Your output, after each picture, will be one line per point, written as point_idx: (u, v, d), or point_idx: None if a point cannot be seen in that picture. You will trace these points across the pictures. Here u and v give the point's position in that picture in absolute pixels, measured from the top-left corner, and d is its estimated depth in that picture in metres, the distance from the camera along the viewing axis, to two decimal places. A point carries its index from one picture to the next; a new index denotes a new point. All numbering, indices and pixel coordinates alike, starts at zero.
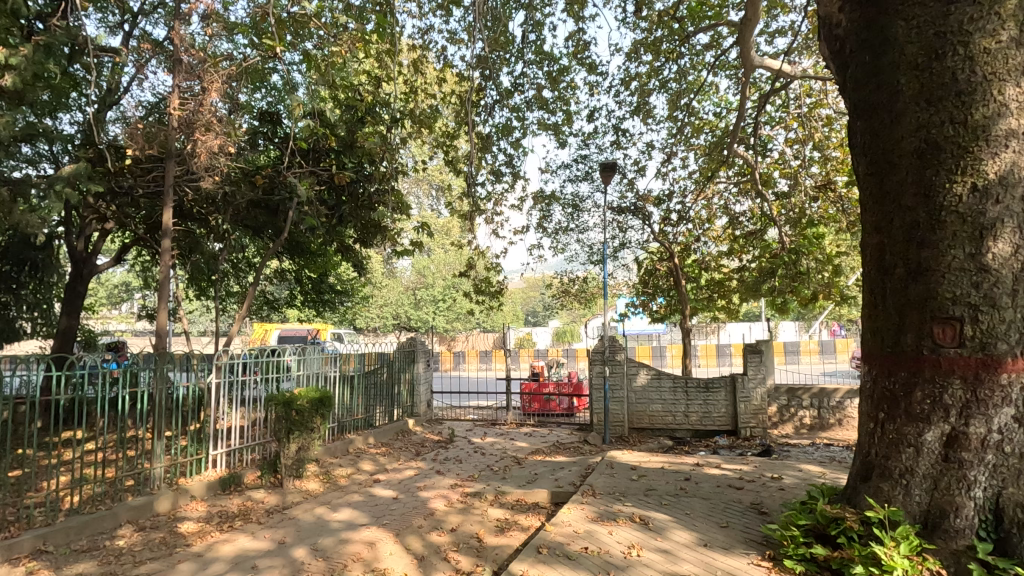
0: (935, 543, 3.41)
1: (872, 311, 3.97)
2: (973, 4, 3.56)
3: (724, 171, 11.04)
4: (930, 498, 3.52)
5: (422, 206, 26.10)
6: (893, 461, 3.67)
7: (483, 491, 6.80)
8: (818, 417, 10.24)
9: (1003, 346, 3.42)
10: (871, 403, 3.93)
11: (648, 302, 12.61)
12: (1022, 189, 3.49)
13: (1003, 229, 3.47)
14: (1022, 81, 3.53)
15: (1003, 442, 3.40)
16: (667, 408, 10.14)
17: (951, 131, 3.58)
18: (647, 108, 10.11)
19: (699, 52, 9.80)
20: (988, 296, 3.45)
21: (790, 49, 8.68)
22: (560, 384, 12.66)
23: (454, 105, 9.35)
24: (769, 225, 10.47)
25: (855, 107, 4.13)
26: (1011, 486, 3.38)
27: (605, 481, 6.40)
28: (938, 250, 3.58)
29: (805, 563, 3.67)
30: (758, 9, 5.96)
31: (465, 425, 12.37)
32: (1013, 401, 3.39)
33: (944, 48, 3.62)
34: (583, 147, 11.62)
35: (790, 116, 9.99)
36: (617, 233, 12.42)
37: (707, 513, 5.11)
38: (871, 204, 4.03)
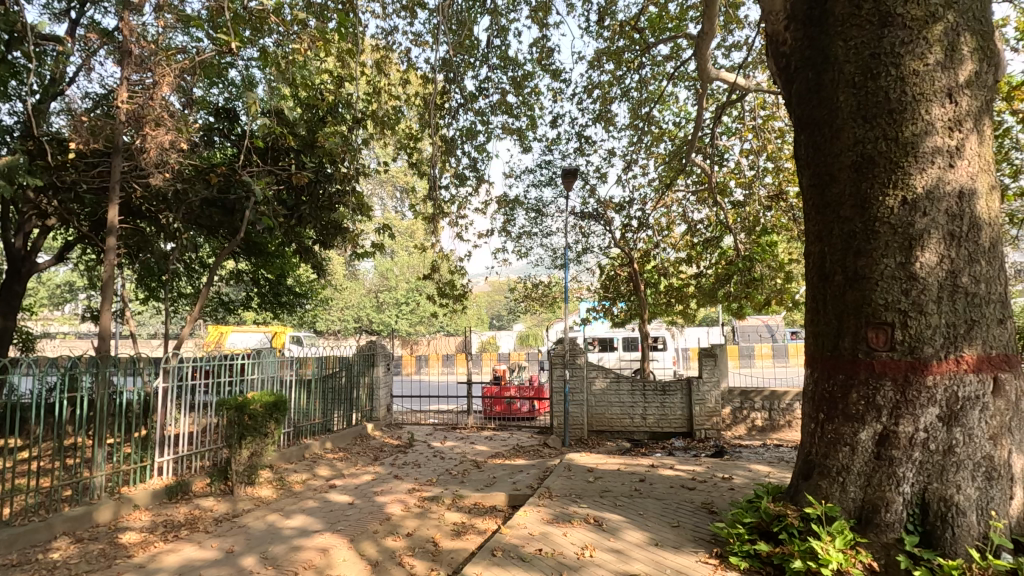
0: (868, 537, 3.59)
1: (814, 317, 4.17)
2: (904, 27, 3.78)
3: (683, 179, 11.33)
4: (864, 494, 3.70)
5: (385, 207, 25.83)
6: (831, 460, 3.86)
7: (441, 495, 6.77)
8: (769, 419, 10.61)
9: (929, 349, 3.61)
10: (812, 403, 4.13)
11: (610, 306, 12.83)
12: (948, 202, 3.69)
13: (930, 240, 3.67)
14: (947, 102, 3.74)
15: (930, 440, 3.57)
16: (626, 411, 10.33)
17: (883, 147, 3.80)
18: (609, 116, 10.31)
19: (660, 63, 10.08)
20: (915, 303, 3.64)
21: (745, 64, 9.02)
22: (521, 387, 12.77)
23: (419, 107, 9.33)
24: (725, 233, 10.79)
25: (800, 121, 4.35)
26: (936, 481, 3.54)
27: (562, 483, 6.48)
28: (872, 259, 3.79)
29: (749, 559, 3.84)
30: (715, 22, 6.14)
31: (426, 429, 12.26)
32: (939, 401, 3.57)
33: (878, 68, 3.84)
34: (546, 153, 11.73)
35: (745, 127, 10.35)
36: (579, 238, 12.57)
37: (659, 513, 5.23)
38: (814, 214, 4.24)
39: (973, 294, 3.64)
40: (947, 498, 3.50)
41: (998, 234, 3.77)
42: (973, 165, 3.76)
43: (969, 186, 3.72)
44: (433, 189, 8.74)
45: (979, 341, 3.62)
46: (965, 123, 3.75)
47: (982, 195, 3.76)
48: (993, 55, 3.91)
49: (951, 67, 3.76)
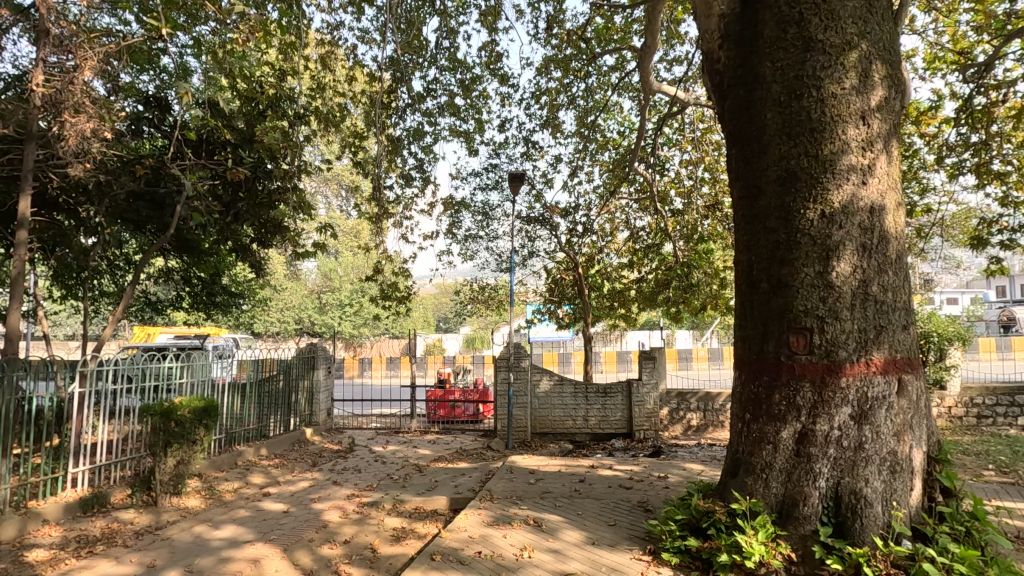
0: (788, 530, 3.82)
1: (742, 321, 4.40)
2: (825, 53, 4.05)
3: (626, 187, 11.67)
4: (785, 489, 3.93)
5: (329, 206, 25.25)
6: (756, 457, 4.08)
7: (380, 500, 6.66)
8: (704, 419, 11.08)
9: (843, 353, 3.88)
10: (740, 404, 4.35)
11: (555, 310, 12.96)
12: (861, 216, 3.98)
13: (845, 251, 3.94)
14: (861, 124, 4.04)
15: (843, 438, 3.83)
16: (568, 413, 10.49)
17: (805, 163, 4.06)
18: (556, 122, 10.50)
19: (606, 73, 10.37)
20: (831, 310, 3.91)
21: (685, 78, 9.41)
22: (466, 391, 12.71)
23: (365, 105, 9.19)
24: (665, 240, 11.18)
25: (732, 136, 4.58)
26: (849, 476, 3.80)
27: (504, 486, 6.52)
28: (794, 267, 4.04)
29: (680, 554, 4.02)
30: (657, 37, 6.36)
31: (367, 434, 12.01)
32: (850, 401, 3.84)
33: (801, 90, 4.10)
34: (493, 156, 11.80)
35: (685, 139, 10.78)
36: (525, 242, 12.68)
37: (597, 512, 5.36)
38: (743, 225, 4.47)
39: (881, 301, 3.94)
40: (857, 491, 3.76)
41: (903, 247, 4.10)
42: (883, 183, 4.08)
43: (879, 202, 4.03)
44: (378, 188, 8.60)
45: (886, 346, 3.92)
46: (876, 143, 4.06)
47: (890, 211, 4.08)
48: (900, 83, 4.27)
49: (864, 91, 4.06)
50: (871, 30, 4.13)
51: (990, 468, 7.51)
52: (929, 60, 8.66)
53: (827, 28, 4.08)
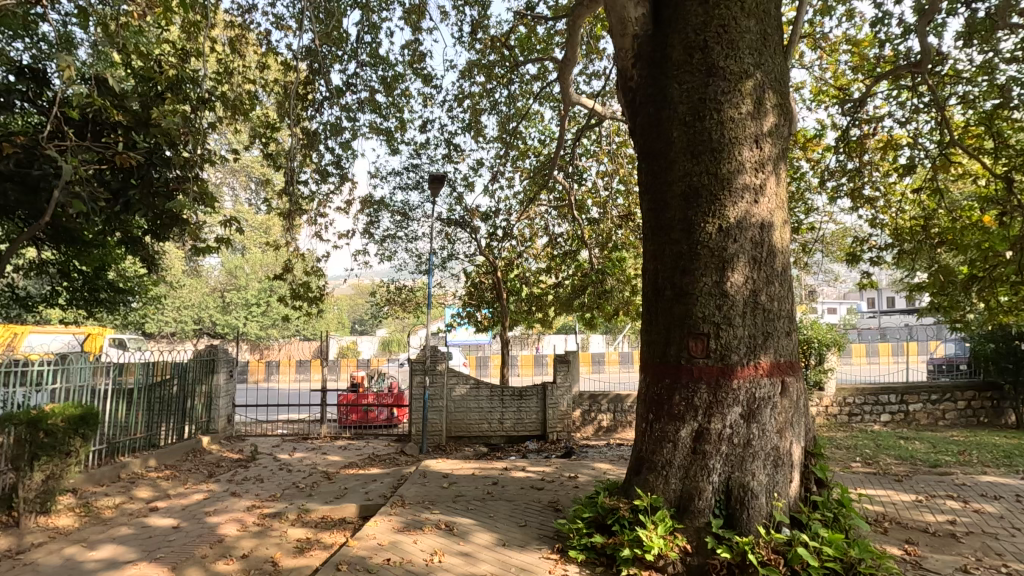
0: (684, 523, 4.07)
1: (648, 326, 4.64)
2: (725, 79, 4.39)
3: (545, 194, 11.93)
4: (682, 485, 4.18)
5: (236, 198, 23.75)
6: (658, 455, 4.31)
7: (284, 510, 6.33)
8: (613, 420, 11.55)
9: (735, 357, 4.20)
10: (644, 405, 4.58)
11: (473, 313, 12.93)
12: (753, 232, 4.33)
13: (739, 263, 4.28)
14: (755, 146, 4.40)
15: (734, 435, 4.14)
16: (483, 416, 10.53)
17: (706, 180, 4.36)
18: (478, 127, 10.54)
19: (528, 82, 10.57)
20: (725, 316, 4.22)
21: (602, 92, 9.79)
22: (380, 395, 12.39)
23: (278, 95, 8.76)
24: (581, 247, 11.52)
25: (642, 151, 4.84)
26: (738, 471, 4.11)
27: (416, 490, 6.43)
28: (695, 277, 4.32)
29: (586, 551, 4.21)
30: (577, 51, 6.57)
31: (272, 441, 11.36)
32: (741, 402, 4.16)
33: (704, 112, 4.41)
34: (414, 157, 11.62)
35: (601, 151, 11.20)
36: (445, 244, 12.61)
37: (509, 514, 5.42)
38: (650, 235, 4.72)
39: (768, 310, 4.31)
40: (745, 484, 4.07)
41: (788, 260, 4.51)
42: (773, 201, 4.46)
43: (769, 219, 4.40)
44: (291, 184, 8.21)
45: (772, 350, 4.29)
46: (767, 165, 4.44)
47: (777, 228, 4.47)
48: (788, 112, 4.70)
49: (758, 117, 4.43)
50: (765, 62, 4.52)
51: (857, 460, 8.42)
52: (815, 93, 9.60)
53: (728, 56, 4.41)
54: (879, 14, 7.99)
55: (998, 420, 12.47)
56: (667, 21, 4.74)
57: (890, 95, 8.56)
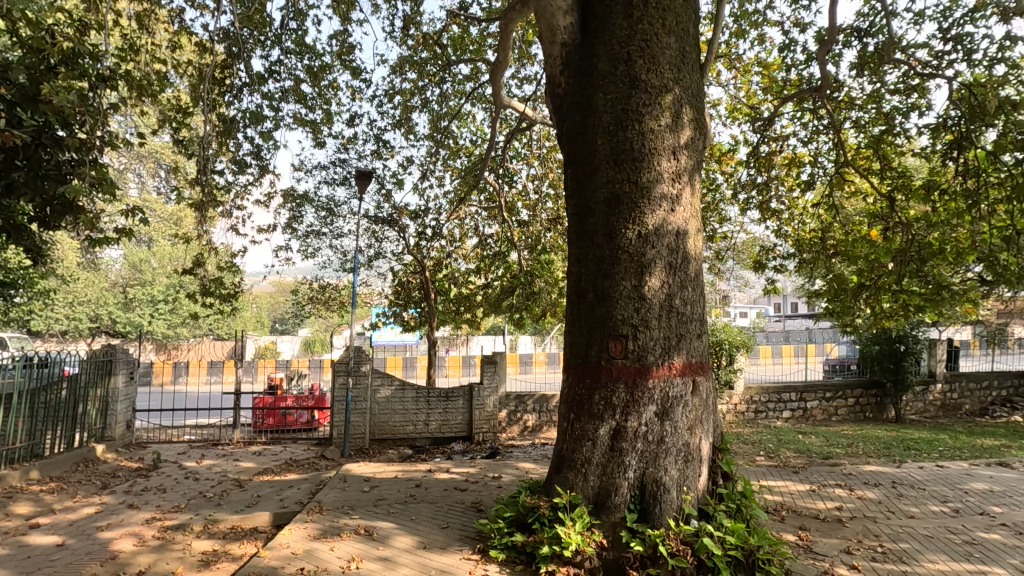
0: (601, 519, 4.21)
1: (571, 328, 4.76)
2: (646, 92, 4.59)
3: (475, 195, 11.93)
4: (600, 482, 4.31)
5: (142, 186, 21.99)
6: (578, 453, 4.43)
7: (188, 522, 5.92)
8: (538, 420, 11.74)
9: (651, 357, 4.39)
10: (565, 404, 4.69)
11: (399, 313, 12.63)
12: (670, 239, 4.55)
13: (656, 268, 4.48)
14: (673, 158, 4.63)
15: (648, 433, 4.32)
16: (409, 418, 10.35)
17: (628, 188, 4.53)
18: (409, 124, 10.38)
19: (461, 82, 10.55)
20: (642, 319, 4.41)
21: (533, 97, 9.95)
22: (300, 397, 11.87)
23: (193, 77, 8.20)
24: (510, 249, 11.61)
25: (568, 157, 4.95)
26: (652, 466, 4.29)
27: (335, 496, 6.22)
28: (615, 280, 4.48)
29: (507, 550, 4.26)
30: (509, 55, 6.60)
31: (177, 448, 10.58)
32: (656, 400, 4.36)
33: (627, 122, 4.59)
34: (342, 151, 11.25)
35: (532, 154, 11.36)
36: (372, 242, 12.29)
37: (431, 516, 5.37)
38: (575, 239, 4.85)
39: (682, 313, 4.54)
40: (658, 480, 4.26)
41: (701, 266, 4.77)
42: (688, 210, 4.70)
43: (685, 227, 4.63)
44: (205, 173, 7.71)
45: (685, 351, 4.52)
46: (683, 176, 4.67)
47: (692, 236, 4.71)
48: (703, 126, 4.97)
49: (676, 129, 4.66)
50: (683, 78, 4.76)
51: (760, 454, 9.05)
52: (730, 110, 10.24)
53: (649, 70, 4.62)
54: (786, 40, 8.64)
55: (881, 414, 13.82)
56: (594, 32, 4.88)
57: (795, 116, 9.27)
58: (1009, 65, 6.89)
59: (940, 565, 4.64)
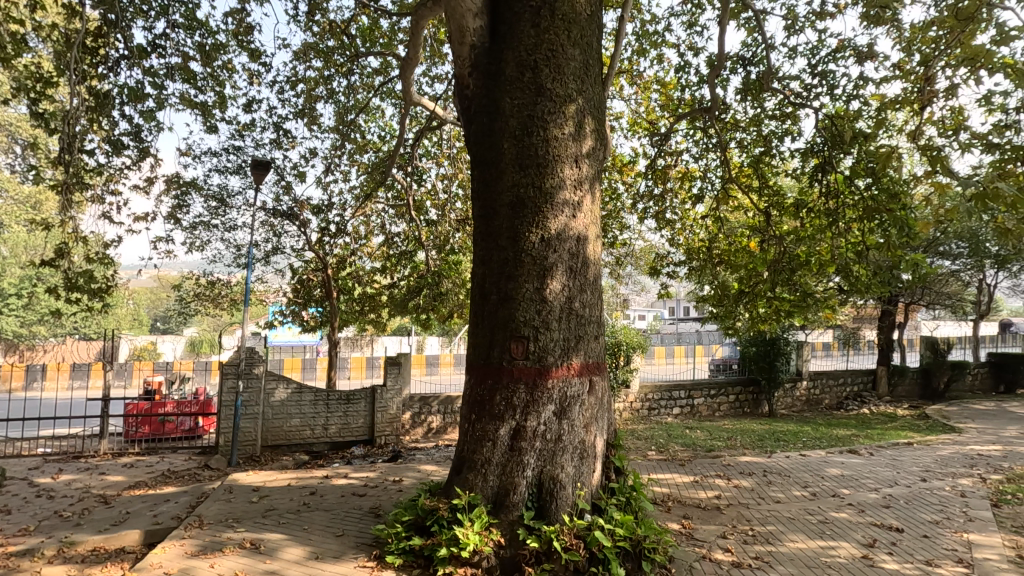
0: (499, 518, 4.27)
1: (475, 329, 4.79)
2: (551, 101, 4.72)
3: (383, 192, 11.62)
4: (499, 481, 4.37)
5: None
6: (478, 454, 4.46)
7: (38, 547, 5.21)
8: (443, 421, 11.66)
9: (551, 358, 4.51)
10: (467, 405, 4.70)
11: (298, 312, 11.95)
12: (571, 243, 4.70)
13: (557, 272, 4.61)
14: (575, 166, 4.78)
15: (546, 431, 4.43)
16: (306, 422, 9.84)
17: (532, 193, 4.63)
18: (313, 114, 9.90)
19: (370, 75, 10.25)
20: (543, 321, 4.52)
21: (443, 96, 9.89)
22: (182, 403, 10.89)
23: (58, 43, 7.25)
24: (418, 248, 11.45)
25: (475, 159, 4.99)
26: (549, 464, 4.41)
27: (218, 508, 5.78)
28: (518, 282, 4.57)
29: (404, 555, 4.20)
30: (419, 51, 6.47)
31: (28, 463, 9.29)
32: (554, 400, 4.48)
33: (532, 128, 4.69)
34: (237, 137, 10.48)
35: (442, 154, 11.28)
36: (269, 236, 11.57)
37: (325, 524, 5.15)
38: (480, 241, 4.89)
39: (581, 316, 4.70)
40: (555, 477, 4.39)
41: (599, 271, 4.97)
42: (588, 217, 4.88)
43: (585, 233, 4.81)
44: (71, 152, 6.85)
45: (583, 352, 4.68)
46: (584, 183, 4.85)
47: (591, 241, 4.90)
48: (604, 138, 5.19)
49: (578, 138, 4.82)
50: (586, 90, 4.95)
51: (652, 449, 9.60)
52: (631, 123, 10.80)
53: (554, 79, 4.75)
54: (681, 62, 9.27)
55: (757, 409, 15.22)
56: (503, 37, 4.94)
57: (688, 134, 9.96)
58: (862, 101, 7.86)
59: (799, 543, 5.20)
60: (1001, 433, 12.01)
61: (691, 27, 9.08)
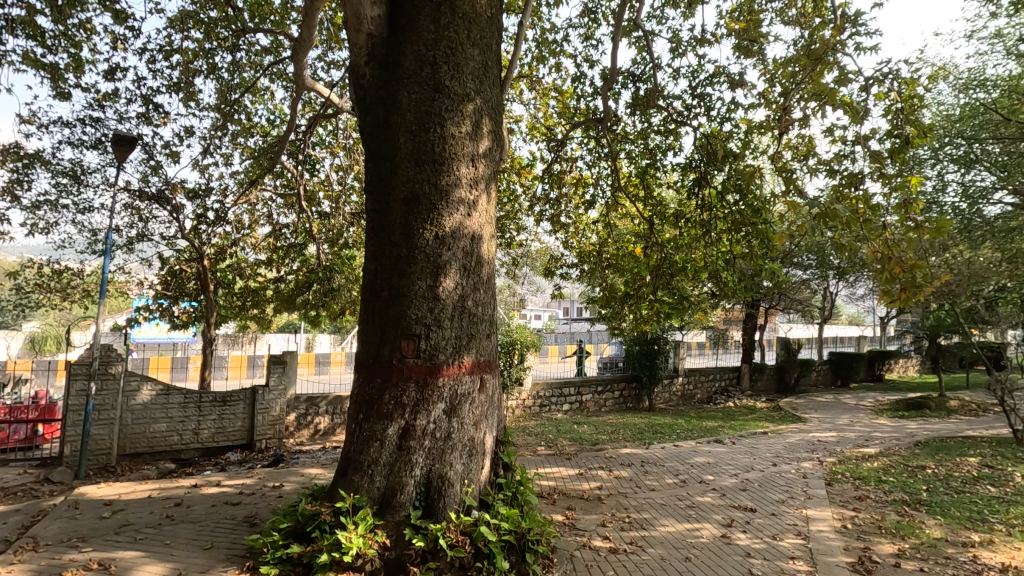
0: (385, 519, 4.18)
1: (364, 325, 4.65)
2: (449, 98, 4.70)
3: (270, 179, 10.90)
4: (386, 481, 4.28)
5: None
6: (365, 454, 4.34)
7: None
8: (331, 422, 11.19)
9: (442, 357, 4.48)
10: (355, 404, 4.56)
11: (168, 306, 10.80)
12: (466, 242, 4.70)
13: (450, 270, 4.59)
14: (472, 164, 4.79)
15: (436, 430, 4.40)
16: (173, 427, 8.95)
17: (426, 189, 4.59)
18: (190, 89, 9.04)
19: (258, 53, 9.55)
20: (435, 318, 4.49)
21: (340, 83, 9.49)
22: (17, 407, 9.39)
23: None
24: (308, 241, 10.90)
25: (369, 151, 4.86)
26: (438, 463, 4.38)
27: (60, 527, 5.08)
28: (410, 280, 4.51)
29: (280, 564, 3.98)
30: (314, 34, 6.13)
31: None
32: (444, 398, 4.46)
33: (428, 123, 4.65)
34: (95, 107, 9.28)
35: (337, 144, 10.81)
36: (133, 221, 10.39)
37: (191, 537, 4.74)
38: (372, 236, 4.77)
39: (474, 314, 4.72)
40: (443, 475, 4.37)
41: (493, 270, 5.02)
42: (483, 216, 4.90)
43: (479, 232, 4.83)
44: None
45: (474, 351, 4.70)
46: (480, 183, 4.87)
47: (486, 240, 4.93)
48: (500, 140, 5.25)
49: (475, 138, 4.84)
50: (484, 90, 4.99)
51: (541, 445, 9.89)
52: (530, 127, 11.08)
53: (452, 77, 4.74)
54: (578, 72, 9.65)
55: (638, 404, 16.27)
56: (401, 29, 4.85)
57: (583, 142, 10.38)
58: (734, 124, 8.67)
59: (669, 527, 5.65)
60: (836, 422, 13.90)
61: (587, 40, 9.50)
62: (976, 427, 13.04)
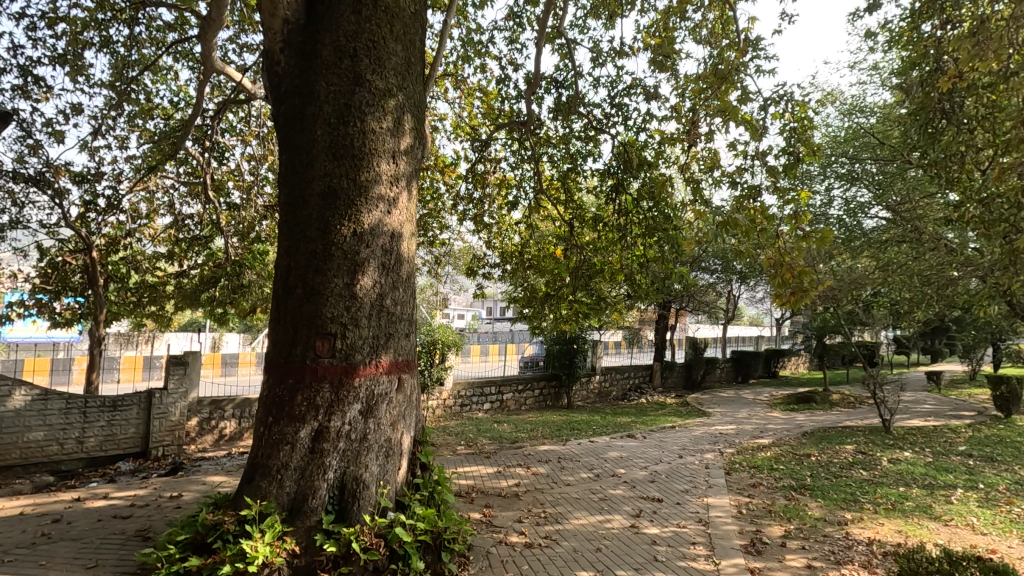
0: (295, 525, 4.03)
1: (276, 324, 4.46)
2: (369, 92, 4.60)
3: (172, 166, 10.10)
4: (297, 486, 4.13)
5: None
6: (273, 459, 4.16)
7: None
8: (238, 427, 10.57)
9: (358, 356, 4.37)
10: (263, 407, 4.36)
11: (48, 302, 9.66)
12: (385, 240, 4.62)
13: (368, 268, 4.48)
14: (392, 161, 4.71)
15: (351, 431, 4.29)
16: (52, 436, 8.06)
17: (344, 184, 4.46)
18: (78, 63, 8.20)
19: (160, 29, 8.84)
20: (352, 317, 4.37)
21: (253, 68, 9.00)
22: None
23: None
24: (215, 233, 10.23)
25: (283, 142, 4.67)
26: (353, 465, 4.27)
27: None
28: (326, 277, 4.36)
29: None
30: (223, 14, 5.76)
31: None
32: (360, 399, 4.35)
33: (347, 116, 4.52)
34: None
35: (249, 132, 10.23)
36: (6, 205, 9.25)
37: (72, 556, 4.30)
38: (286, 231, 4.58)
39: (392, 313, 4.64)
40: (358, 477, 4.27)
41: (413, 268, 4.96)
42: (404, 214, 4.84)
43: (399, 230, 4.75)
44: None
45: (392, 350, 4.62)
46: (401, 180, 4.79)
47: (406, 239, 4.86)
48: (422, 138, 5.20)
49: (396, 135, 4.76)
50: (406, 87, 4.92)
51: (461, 444, 9.89)
52: (454, 126, 11.04)
53: (374, 71, 4.64)
54: (502, 74, 9.73)
55: (557, 402, 16.67)
56: (320, 18, 4.69)
57: (506, 144, 10.49)
58: (648, 134, 9.11)
59: (582, 519, 5.85)
60: (736, 415, 15.00)
61: (513, 43, 9.62)
62: (853, 417, 14.54)
